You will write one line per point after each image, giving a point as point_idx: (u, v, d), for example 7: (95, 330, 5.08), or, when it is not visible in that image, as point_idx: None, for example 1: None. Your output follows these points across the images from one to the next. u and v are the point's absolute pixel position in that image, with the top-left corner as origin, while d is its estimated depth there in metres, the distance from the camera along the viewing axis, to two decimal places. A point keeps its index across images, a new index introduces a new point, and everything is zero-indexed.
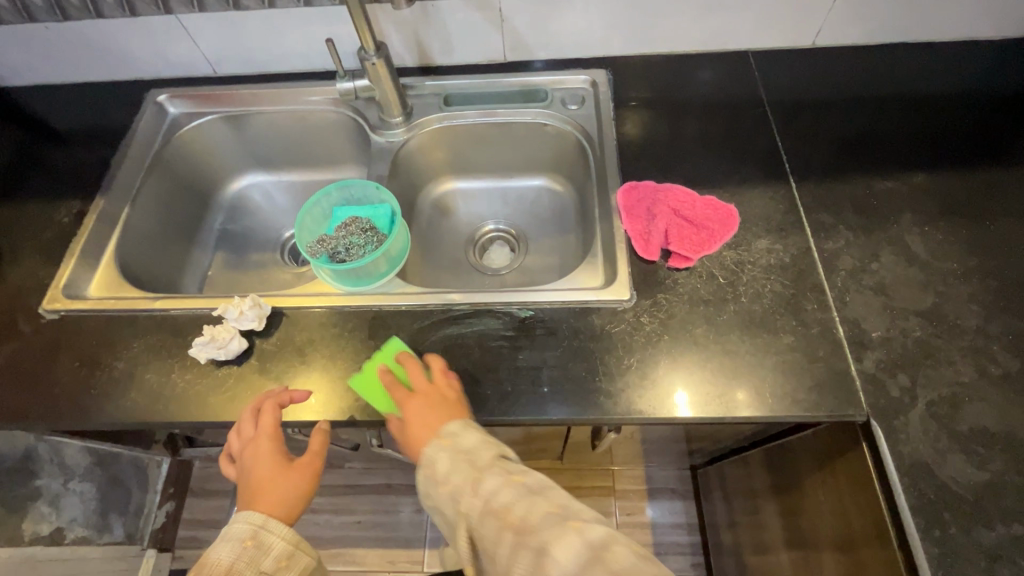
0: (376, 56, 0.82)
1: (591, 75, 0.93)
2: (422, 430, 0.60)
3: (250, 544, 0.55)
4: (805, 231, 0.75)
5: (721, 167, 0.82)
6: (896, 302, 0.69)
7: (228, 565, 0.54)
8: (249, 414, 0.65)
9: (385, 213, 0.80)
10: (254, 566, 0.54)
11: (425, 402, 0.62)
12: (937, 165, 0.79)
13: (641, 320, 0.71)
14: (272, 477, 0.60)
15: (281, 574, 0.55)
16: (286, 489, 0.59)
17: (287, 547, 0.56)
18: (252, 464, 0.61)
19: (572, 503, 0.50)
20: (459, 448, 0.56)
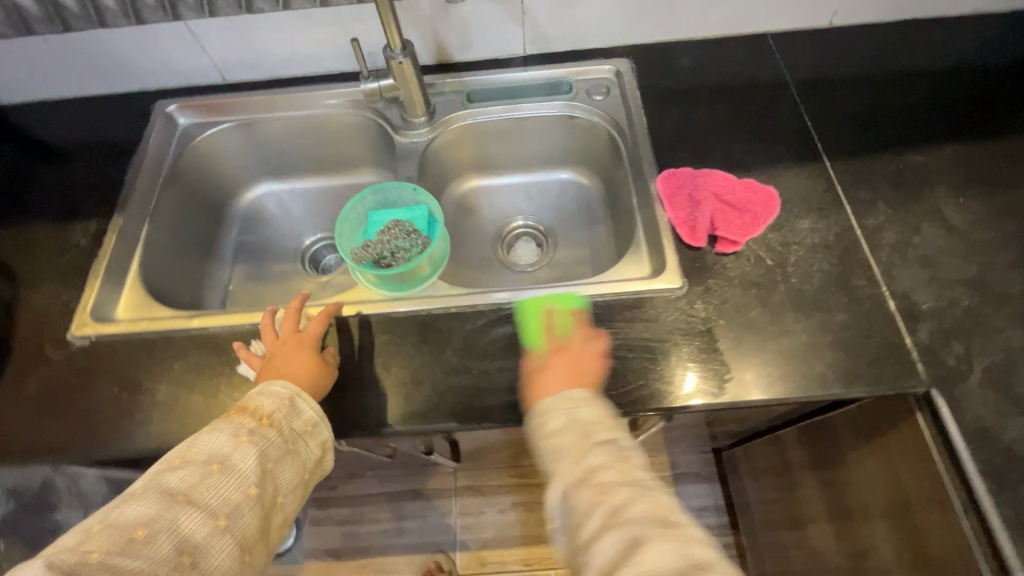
0: (403, 54, 0.80)
1: (614, 65, 0.93)
2: (552, 387, 0.62)
3: (288, 403, 0.59)
4: (844, 209, 0.76)
5: (754, 150, 0.82)
6: (942, 273, 0.70)
7: (270, 412, 0.58)
8: (290, 311, 0.70)
9: (422, 214, 0.79)
10: (288, 421, 0.59)
11: (573, 354, 0.65)
12: (963, 137, 0.81)
13: (695, 306, 0.70)
14: (304, 360, 0.65)
15: (306, 439, 0.60)
16: (315, 372, 0.64)
17: (316, 415, 0.61)
18: (287, 347, 0.66)
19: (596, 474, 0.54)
20: (582, 415, 0.58)
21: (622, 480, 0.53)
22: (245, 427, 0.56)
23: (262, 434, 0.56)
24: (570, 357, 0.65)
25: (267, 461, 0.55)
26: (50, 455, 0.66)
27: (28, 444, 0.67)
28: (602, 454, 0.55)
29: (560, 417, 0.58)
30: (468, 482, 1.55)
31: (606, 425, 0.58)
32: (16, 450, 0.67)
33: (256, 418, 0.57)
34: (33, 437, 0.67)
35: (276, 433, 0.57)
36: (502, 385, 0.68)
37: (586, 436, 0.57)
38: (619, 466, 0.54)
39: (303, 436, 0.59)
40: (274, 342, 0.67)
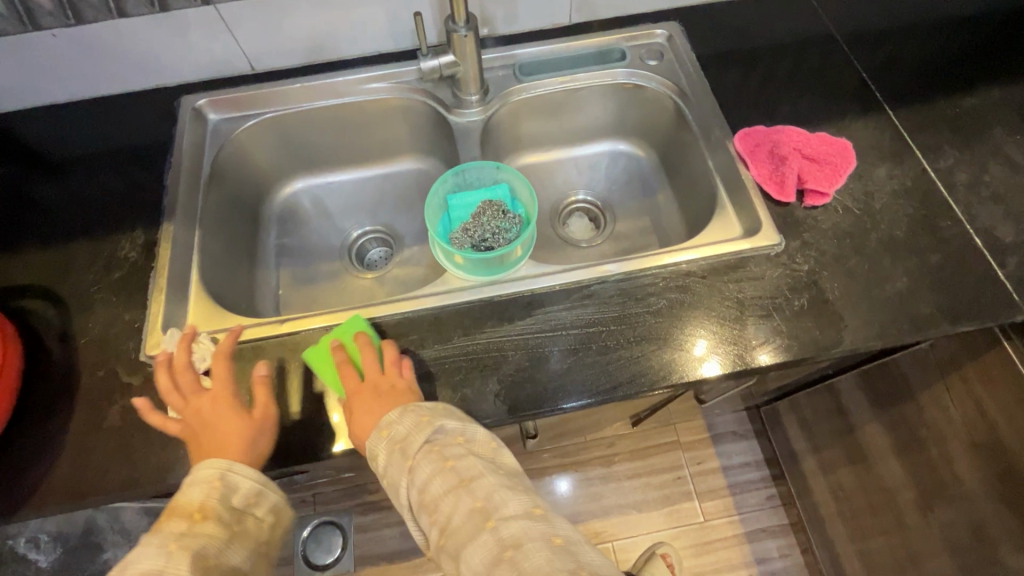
0: (466, 27, 0.77)
1: (665, 29, 0.92)
2: (364, 424, 0.59)
3: (219, 486, 0.54)
4: (915, 154, 0.78)
5: (818, 105, 0.84)
6: (1017, 207, 0.74)
7: (202, 504, 0.53)
8: (181, 372, 0.61)
9: (504, 192, 0.80)
10: (224, 505, 0.54)
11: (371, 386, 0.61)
12: (1009, 78, 0.85)
13: (796, 261, 0.71)
14: (228, 425, 0.58)
15: (252, 509, 0.56)
16: (244, 433, 0.58)
17: (257, 484, 0.56)
18: (204, 416, 0.59)
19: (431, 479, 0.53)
20: (397, 435, 0.56)
21: (451, 486, 0.52)
22: (174, 532, 0.50)
23: (196, 533, 0.51)
24: (365, 401, 0.60)
25: (208, 557, 0.50)
26: (149, 487, 0.61)
27: (122, 477, 0.61)
28: (414, 463, 0.54)
29: (382, 451, 0.57)
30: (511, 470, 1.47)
31: (422, 425, 0.56)
32: (108, 488, 0.60)
33: (186, 518, 0.52)
34: (126, 470, 0.61)
35: (214, 524, 0.52)
36: (624, 357, 0.67)
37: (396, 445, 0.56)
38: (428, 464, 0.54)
39: (248, 511, 0.55)
40: (184, 408, 0.60)
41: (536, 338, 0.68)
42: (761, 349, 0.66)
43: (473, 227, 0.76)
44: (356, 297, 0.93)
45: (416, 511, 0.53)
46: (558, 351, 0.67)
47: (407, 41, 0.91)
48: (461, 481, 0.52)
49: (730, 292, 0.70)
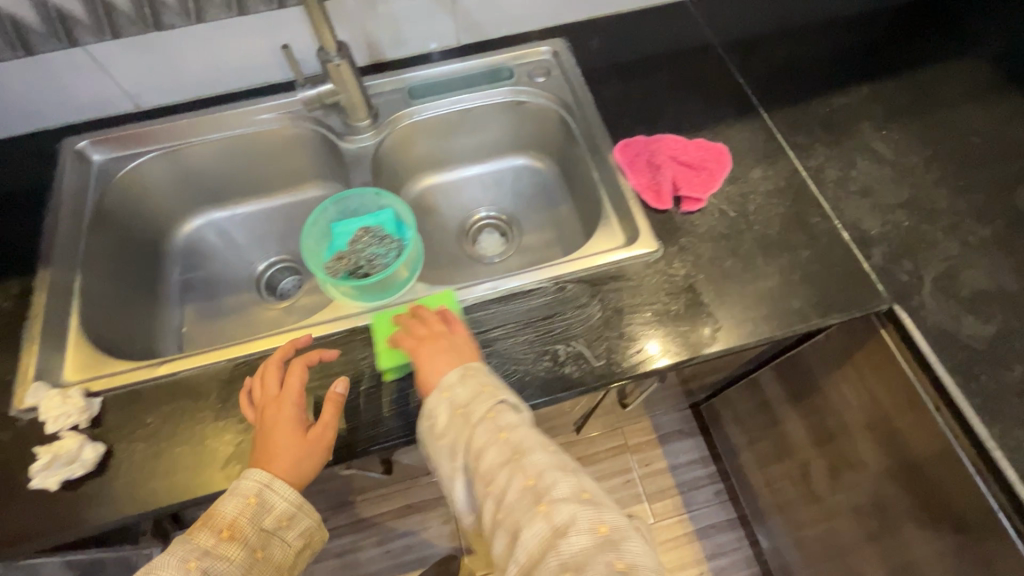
0: (339, 55, 0.76)
1: (550, 45, 0.93)
2: (285, 432, 0.58)
3: (253, 503, 0.55)
4: (788, 154, 0.81)
5: (698, 111, 0.86)
6: (882, 201, 0.77)
7: (233, 521, 0.54)
8: (275, 366, 0.63)
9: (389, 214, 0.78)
10: (256, 524, 0.55)
11: (446, 340, 0.63)
12: (875, 78, 0.89)
13: (672, 266, 0.73)
14: (284, 439, 0.58)
15: (282, 531, 0.56)
16: (297, 453, 0.58)
17: (290, 508, 0.57)
18: (270, 420, 0.59)
19: (483, 449, 0.53)
20: (459, 398, 0.57)
21: (501, 458, 0.53)
22: (201, 547, 0.52)
23: (219, 552, 0.52)
24: (447, 345, 0.63)
25: None
26: (11, 548, 0.58)
27: None
28: (460, 430, 0.55)
29: (251, 482, 0.56)
30: None
31: (485, 395, 0.57)
32: None
33: (216, 533, 0.53)
34: None
35: (239, 545, 0.53)
36: (523, 371, 0.67)
37: (472, 452, 0.54)
38: (496, 438, 0.54)
39: (277, 533, 0.56)
40: (262, 401, 0.61)
41: None
42: (637, 356, 0.67)
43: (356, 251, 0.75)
44: (263, 329, 0.92)
45: (472, 475, 0.54)
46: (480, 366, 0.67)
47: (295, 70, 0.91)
48: (512, 458, 0.52)
49: (608, 302, 0.71)
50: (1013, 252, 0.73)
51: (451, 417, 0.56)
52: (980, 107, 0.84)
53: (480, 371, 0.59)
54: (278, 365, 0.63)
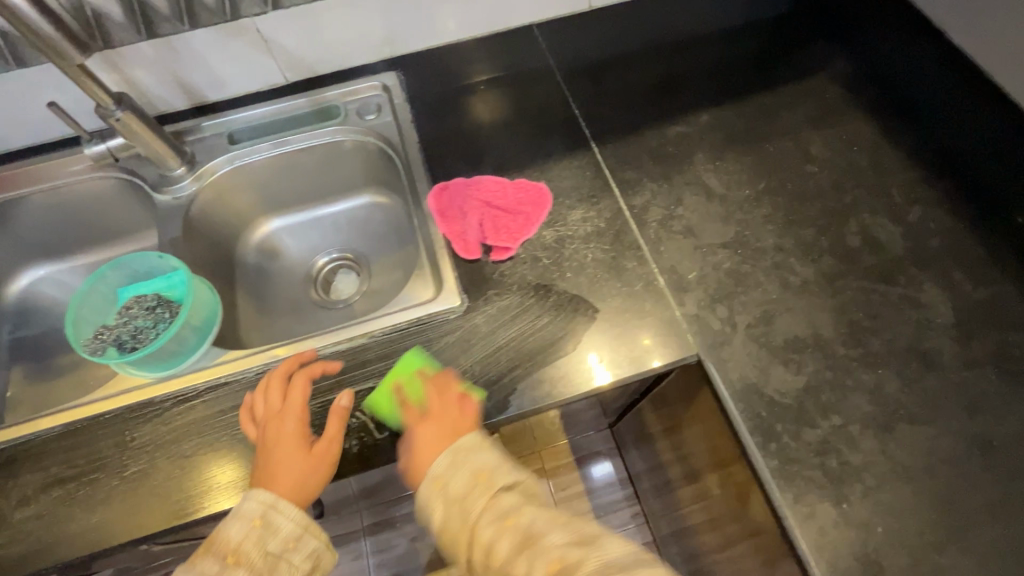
0: (119, 109, 0.71)
1: (381, 80, 0.89)
2: (291, 445, 0.57)
3: (257, 525, 0.53)
4: (613, 192, 0.77)
5: (527, 148, 0.83)
6: (706, 240, 0.73)
7: (236, 545, 0.52)
8: (277, 380, 0.62)
9: (179, 278, 0.71)
10: (260, 548, 0.52)
11: (439, 418, 0.60)
12: (716, 105, 0.85)
13: (475, 321, 0.69)
14: (287, 453, 0.57)
15: (289, 555, 0.53)
16: (301, 471, 0.56)
17: (295, 529, 0.54)
18: (269, 438, 0.58)
19: (498, 544, 0.51)
20: (449, 486, 0.54)
21: (519, 550, 0.50)
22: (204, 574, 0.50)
23: None
24: (442, 427, 0.59)
25: None
26: None
27: None
28: (484, 525, 0.52)
29: (254, 503, 0.54)
30: (373, 519, 1.41)
31: (480, 487, 0.54)
32: None
33: (220, 559, 0.51)
34: None
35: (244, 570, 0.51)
36: None
37: (490, 500, 0.53)
38: (511, 532, 0.51)
39: (283, 556, 0.52)
40: (263, 417, 0.60)
41: (226, 436, 0.63)
42: None
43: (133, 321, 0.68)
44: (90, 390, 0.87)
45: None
46: (258, 444, 0.62)
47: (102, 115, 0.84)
48: (523, 548, 0.50)
49: (402, 365, 0.67)
50: (835, 292, 0.69)
51: (450, 504, 0.53)
52: (818, 133, 0.81)
53: (472, 450, 0.56)
54: (281, 380, 0.62)
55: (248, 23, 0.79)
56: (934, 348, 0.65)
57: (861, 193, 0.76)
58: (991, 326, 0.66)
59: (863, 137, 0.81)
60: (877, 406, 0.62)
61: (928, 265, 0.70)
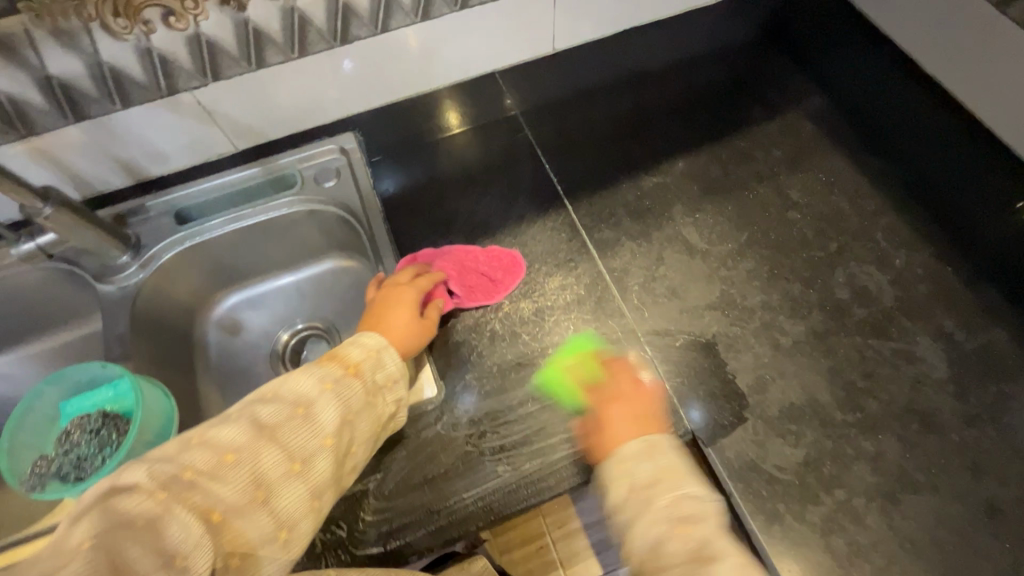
0: (47, 206, 0.65)
1: (338, 142, 0.84)
2: (407, 311, 0.62)
3: (372, 354, 0.53)
4: (591, 254, 0.73)
5: (498, 209, 0.78)
6: (691, 302, 0.69)
7: (357, 362, 0.52)
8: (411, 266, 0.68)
9: (126, 388, 0.63)
10: (373, 373, 0.52)
11: (631, 390, 0.61)
12: (690, 150, 0.82)
13: (456, 414, 0.64)
14: (401, 314, 0.61)
15: (387, 392, 0.53)
16: (412, 334, 0.61)
17: (399, 370, 0.54)
18: (391, 298, 0.63)
19: (677, 501, 0.46)
20: (640, 476, 0.47)
21: (672, 514, 0.45)
22: (332, 372, 0.49)
23: (347, 384, 0.49)
24: (627, 399, 0.60)
25: (348, 413, 0.48)
26: None
27: None
28: (655, 497, 0.46)
29: (373, 337, 0.55)
30: None
31: (671, 481, 0.47)
32: None
33: (341, 367, 0.51)
34: None
35: (360, 383, 0.50)
36: None
37: (633, 491, 0.47)
38: (665, 495, 0.46)
39: (383, 390, 0.52)
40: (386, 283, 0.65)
41: None
42: (403, 535, 0.58)
43: (82, 443, 0.61)
44: None
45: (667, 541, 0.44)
46: None
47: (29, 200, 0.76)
48: (682, 518, 0.45)
49: (375, 467, 0.61)
50: (827, 352, 0.66)
51: (635, 493, 0.47)
52: (796, 176, 0.79)
53: (664, 445, 0.49)
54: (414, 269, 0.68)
55: (187, 96, 0.72)
56: (930, 407, 0.63)
57: (844, 239, 0.73)
58: (984, 377, 0.64)
59: (842, 177, 0.79)
60: (879, 476, 0.60)
61: (918, 315, 0.68)
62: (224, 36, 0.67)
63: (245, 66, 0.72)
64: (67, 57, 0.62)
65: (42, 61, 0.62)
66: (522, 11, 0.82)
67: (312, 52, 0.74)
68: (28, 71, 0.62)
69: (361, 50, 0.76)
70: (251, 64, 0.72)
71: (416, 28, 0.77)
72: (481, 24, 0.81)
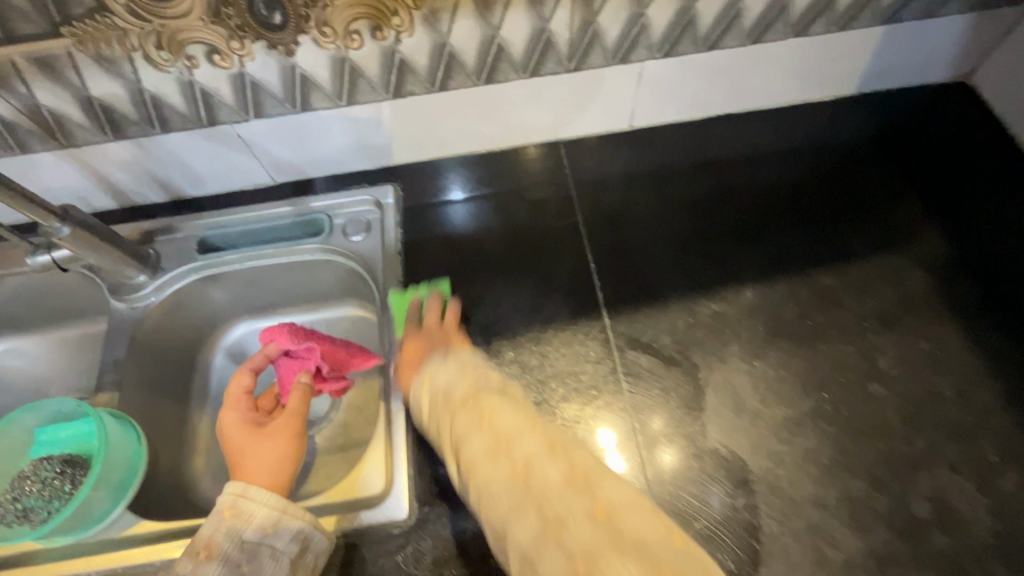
0: (65, 227, 0.63)
1: (375, 194, 0.77)
2: (249, 439, 0.57)
3: (229, 516, 0.50)
4: (620, 383, 0.63)
5: (528, 303, 0.70)
6: (726, 473, 0.58)
7: (209, 539, 0.50)
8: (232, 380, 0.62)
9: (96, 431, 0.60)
10: (235, 538, 0.50)
11: (429, 329, 0.62)
12: (763, 276, 0.70)
13: (421, 549, 0.56)
14: (245, 442, 0.57)
15: (270, 540, 0.51)
16: (277, 451, 0.56)
17: (272, 513, 0.51)
18: (232, 435, 0.58)
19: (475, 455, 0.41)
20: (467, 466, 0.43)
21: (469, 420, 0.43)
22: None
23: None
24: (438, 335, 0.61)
25: None
26: None
27: None
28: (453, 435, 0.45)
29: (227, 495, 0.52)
30: None
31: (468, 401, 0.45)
32: None
33: (194, 557, 0.49)
34: None
35: (218, 564, 0.49)
36: None
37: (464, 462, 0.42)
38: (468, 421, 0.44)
39: (264, 542, 0.51)
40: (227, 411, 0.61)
41: None
42: None
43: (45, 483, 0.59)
44: None
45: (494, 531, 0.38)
46: None
47: (67, 201, 0.75)
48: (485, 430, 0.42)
49: None
50: None
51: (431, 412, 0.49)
52: (890, 337, 0.65)
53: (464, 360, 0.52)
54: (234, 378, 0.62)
55: (228, 129, 0.69)
56: None
57: (938, 436, 0.59)
58: None
59: (949, 352, 0.63)
60: None
61: (1019, 566, 0.53)
62: (270, 78, 0.63)
63: (289, 108, 0.67)
64: (108, 81, 0.60)
65: (84, 83, 0.60)
66: (598, 85, 0.72)
67: (359, 102, 0.68)
68: (70, 90, 0.60)
69: (412, 106, 0.70)
70: (294, 106, 0.67)
71: (476, 91, 0.70)
72: (550, 94, 0.72)
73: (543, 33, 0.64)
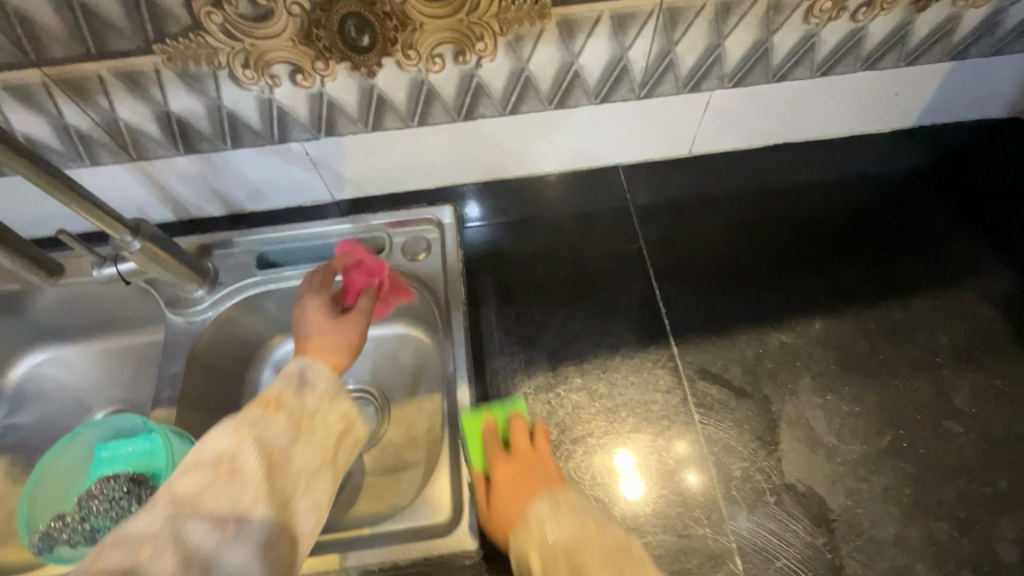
0: (136, 240, 0.62)
1: (434, 214, 0.76)
2: (319, 319, 0.57)
3: (292, 381, 0.45)
4: (691, 414, 0.62)
5: (594, 329, 0.69)
6: (805, 510, 0.57)
7: (277, 394, 0.43)
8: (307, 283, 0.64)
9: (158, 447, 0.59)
10: (297, 401, 0.44)
11: (521, 462, 0.56)
12: (830, 308, 0.69)
13: None
14: (315, 319, 0.57)
15: (328, 412, 0.45)
16: (346, 335, 0.56)
17: (333, 388, 0.47)
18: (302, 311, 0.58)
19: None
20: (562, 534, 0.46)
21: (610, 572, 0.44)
22: (246, 415, 0.41)
23: (265, 422, 0.41)
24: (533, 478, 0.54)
25: (272, 449, 0.39)
26: None
27: None
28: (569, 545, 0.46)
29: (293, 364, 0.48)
30: None
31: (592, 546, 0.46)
32: None
33: (260, 406, 0.42)
34: None
35: (283, 417, 0.42)
36: None
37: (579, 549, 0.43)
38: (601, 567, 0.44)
39: (317, 413, 0.44)
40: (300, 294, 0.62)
41: None
42: None
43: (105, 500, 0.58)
44: None
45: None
46: None
47: (127, 214, 0.75)
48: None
49: None
50: None
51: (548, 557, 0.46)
52: (962, 374, 0.64)
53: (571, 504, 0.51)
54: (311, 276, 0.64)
55: (296, 146, 0.69)
56: None
57: (1017, 477, 0.58)
58: None
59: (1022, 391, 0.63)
60: None
61: None
62: (347, 99, 0.63)
63: (360, 127, 0.67)
64: (189, 97, 0.60)
65: (166, 99, 0.59)
66: (665, 112, 0.72)
67: (430, 123, 0.68)
68: (151, 105, 0.60)
69: (480, 128, 0.70)
70: (366, 126, 0.67)
71: (545, 115, 0.70)
72: (616, 119, 0.72)
73: (620, 62, 0.64)
